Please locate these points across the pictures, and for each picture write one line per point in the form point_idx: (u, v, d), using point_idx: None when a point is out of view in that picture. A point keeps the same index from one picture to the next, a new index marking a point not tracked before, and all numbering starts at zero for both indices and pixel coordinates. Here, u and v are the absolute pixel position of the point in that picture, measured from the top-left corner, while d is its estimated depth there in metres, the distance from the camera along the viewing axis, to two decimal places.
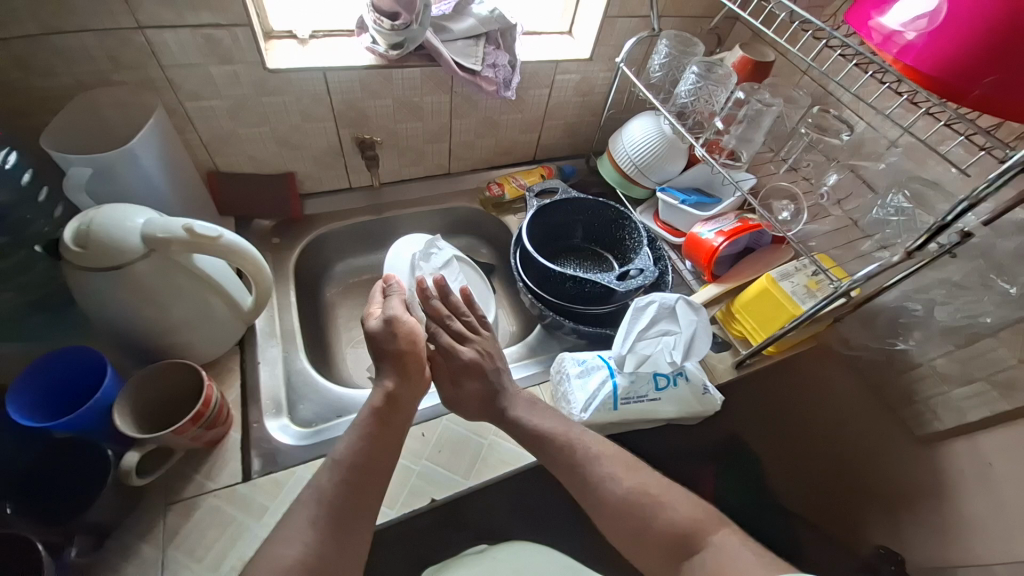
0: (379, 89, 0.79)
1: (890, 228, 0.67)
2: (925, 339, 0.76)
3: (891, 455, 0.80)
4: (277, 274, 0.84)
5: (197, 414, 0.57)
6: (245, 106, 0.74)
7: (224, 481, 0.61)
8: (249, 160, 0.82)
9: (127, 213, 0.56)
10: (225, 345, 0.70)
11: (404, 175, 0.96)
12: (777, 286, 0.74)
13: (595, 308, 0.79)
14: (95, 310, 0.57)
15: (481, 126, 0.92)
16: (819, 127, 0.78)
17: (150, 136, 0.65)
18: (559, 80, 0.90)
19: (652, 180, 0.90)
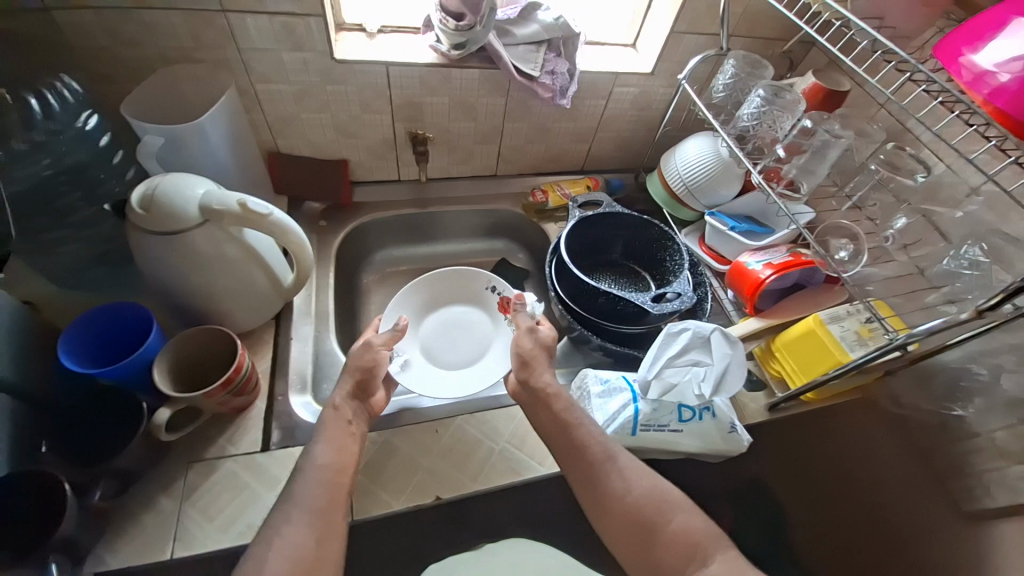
0: (437, 87, 0.80)
1: (961, 282, 0.62)
2: (986, 409, 0.71)
3: (930, 523, 0.74)
4: (319, 255, 0.87)
5: (227, 380, 0.60)
6: (309, 93, 0.77)
7: (244, 448, 0.63)
8: (307, 143, 0.85)
9: (189, 184, 0.60)
10: (262, 317, 0.73)
11: (452, 172, 0.98)
12: (824, 328, 0.70)
13: (626, 328, 0.77)
14: (149, 269, 0.61)
15: (533, 131, 0.92)
16: (892, 164, 0.72)
17: (220, 113, 0.69)
18: (617, 93, 0.88)
19: (702, 203, 0.87)
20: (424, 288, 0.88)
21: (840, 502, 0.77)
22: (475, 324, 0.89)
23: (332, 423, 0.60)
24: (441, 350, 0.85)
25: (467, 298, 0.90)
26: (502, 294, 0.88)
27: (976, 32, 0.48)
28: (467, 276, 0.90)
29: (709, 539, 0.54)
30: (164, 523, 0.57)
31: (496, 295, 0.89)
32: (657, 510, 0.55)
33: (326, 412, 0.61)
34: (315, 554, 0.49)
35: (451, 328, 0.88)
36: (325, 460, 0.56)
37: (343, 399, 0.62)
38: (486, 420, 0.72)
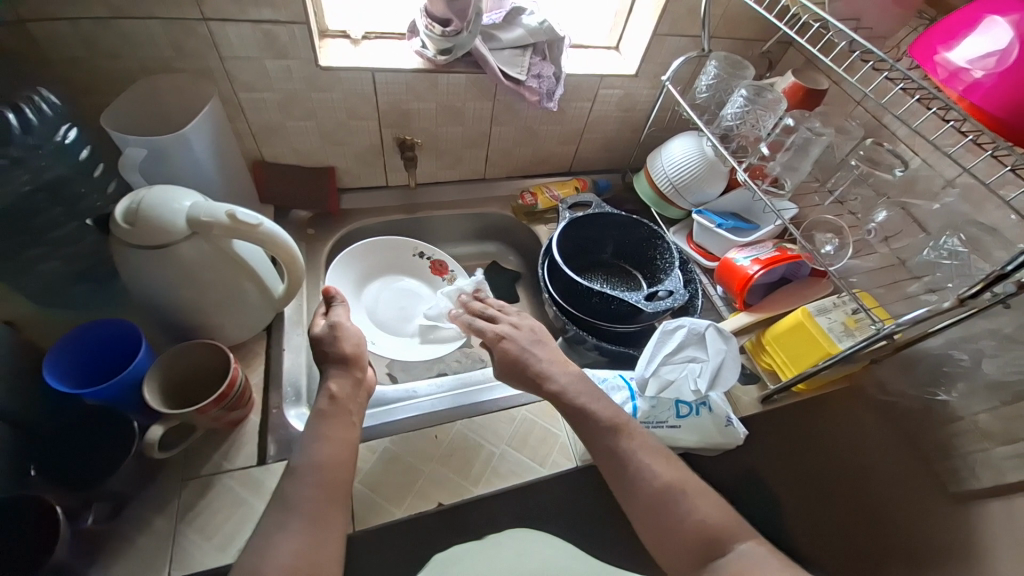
0: (424, 92, 0.80)
1: (941, 272, 0.65)
2: (969, 392, 0.73)
3: (920, 510, 0.75)
4: (309, 264, 0.86)
5: (221, 395, 0.59)
6: (295, 100, 0.76)
7: (240, 463, 0.63)
8: (293, 151, 0.84)
9: (176, 196, 0.59)
10: (254, 329, 0.72)
11: (440, 177, 0.97)
12: (812, 321, 0.72)
13: (619, 326, 0.78)
14: (136, 285, 0.60)
15: (520, 134, 0.92)
16: (871, 160, 0.74)
17: (204, 123, 0.67)
18: (602, 94, 0.89)
19: (688, 201, 0.89)
20: (352, 268, 0.88)
21: (831, 489, 0.78)
22: (411, 290, 0.95)
23: (326, 417, 0.60)
24: (390, 321, 0.89)
25: (398, 270, 0.94)
26: (432, 258, 0.96)
27: (951, 31, 0.50)
28: (394, 245, 0.93)
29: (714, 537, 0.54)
30: (160, 545, 0.55)
31: (425, 260, 0.96)
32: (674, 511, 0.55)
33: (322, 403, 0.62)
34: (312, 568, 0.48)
35: (389, 297, 0.92)
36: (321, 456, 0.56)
37: (339, 387, 0.63)
38: (484, 424, 0.72)
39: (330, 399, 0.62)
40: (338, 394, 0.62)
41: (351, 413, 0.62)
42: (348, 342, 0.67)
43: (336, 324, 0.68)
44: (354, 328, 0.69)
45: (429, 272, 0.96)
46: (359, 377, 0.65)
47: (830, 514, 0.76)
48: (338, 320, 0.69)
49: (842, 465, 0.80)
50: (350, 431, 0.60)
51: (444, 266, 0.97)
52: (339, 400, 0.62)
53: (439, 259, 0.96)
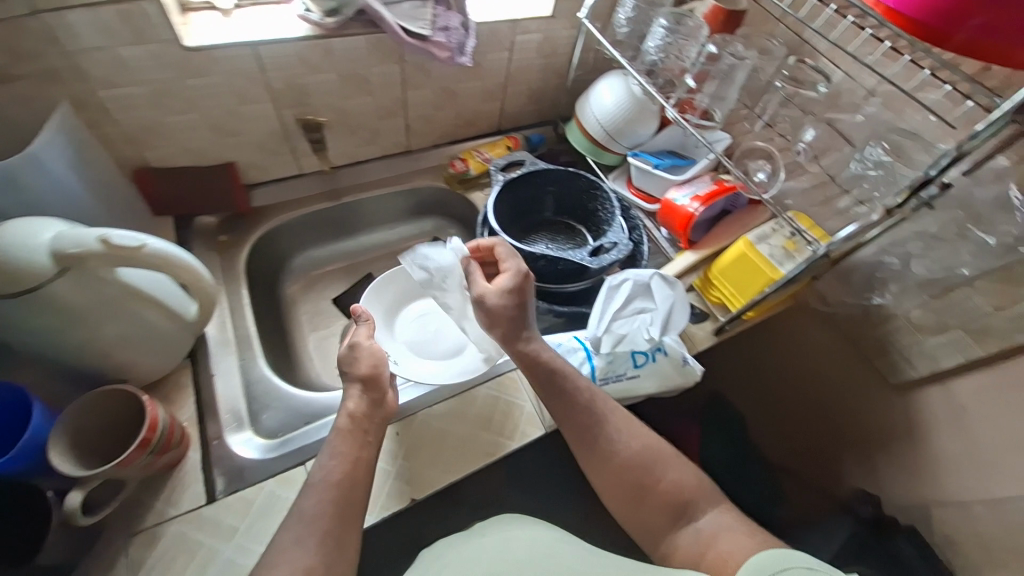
0: (319, 63, 0.71)
1: (868, 182, 0.67)
2: (901, 292, 0.75)
3: (869, 402, 0.84)
4: (228, 274, 0.78)
5: (145, 440, 0.53)
6: (166, 91, 0.65)
7: (188, 506, 0.58)
8: (182, 151, 0.73)
9: (34, 228, 0.50)
10: (175, 359, 0.65)
11: (361, 156, 0.89)
12: (753, 249, 0.72)
13: (571, 285, 0.76)
14: (12, 337, 0.52)
15: (438, 96, 0.85)
16: (795, 79, 0.74)
17: (55, 136, 0.58)
18: (519, 41, 0.83)
19: (623, 145, 0.86)
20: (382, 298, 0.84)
21: (784, 396, 1.00)
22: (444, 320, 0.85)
23: (346, 435, 0.57)
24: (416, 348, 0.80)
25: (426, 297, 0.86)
26: None
27: None
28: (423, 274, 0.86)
29: (691, 483, 0.55)
30: None
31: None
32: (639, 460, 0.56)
33: (340, 421, 0.58)
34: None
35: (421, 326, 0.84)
36: (336, 474, 0.53)
37: (357, 406, 0.59)
38: (446, 410, 0.69)
39: (349, 417, 0.58)
40: (357, 411, 0.59)
41: (367, 432, 0.58)
42: (365, 360, 0.62)
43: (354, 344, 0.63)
44: (373, 349, 0.63)
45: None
46: (379, 397, 0.60)
47: (780, 413, 1.00)
48: (356, 342, 0.64)
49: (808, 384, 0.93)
50: (366, 448, 0.57)
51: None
52: (358, 419, 0.58)
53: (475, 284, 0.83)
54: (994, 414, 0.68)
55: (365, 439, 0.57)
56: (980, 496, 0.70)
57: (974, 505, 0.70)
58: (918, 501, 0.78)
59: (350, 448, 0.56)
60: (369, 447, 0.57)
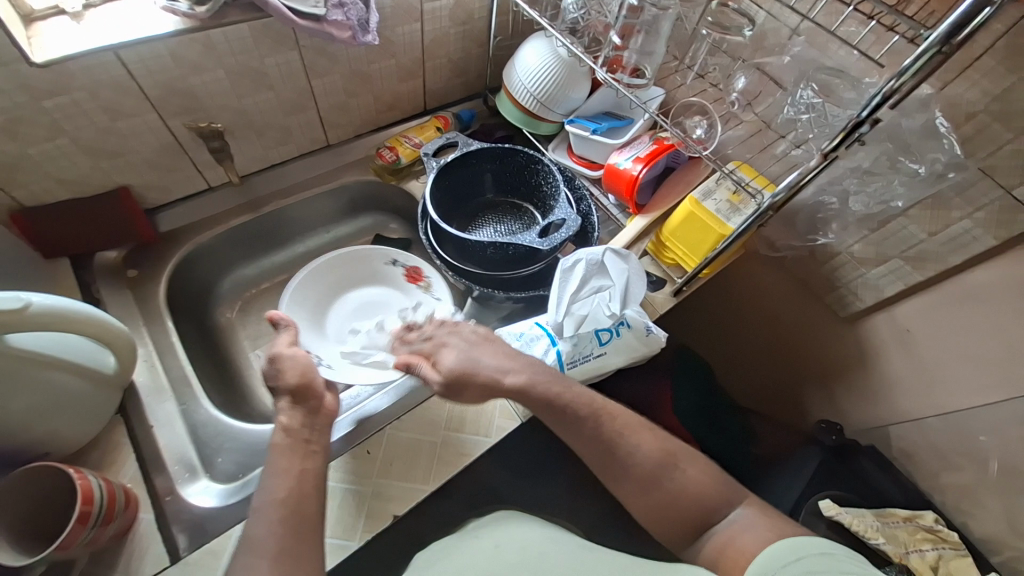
0: (202, 60, 0.62)
1: (801, 125, 0.66)
2: (842, 229, 0.76)
3: (824, 335, 0.87)
4: (148, 312, 0.70)
5: (82, 516, 0.47)
6: (19, 116, 0.56)
7: (150, 570, 0.53)
8: (60, 183, 0.64)
9: None
10: (102, 420, 0.58)
11: (276, 158, 0.81)
12: (700, 207, 0.71)
13: (523, 269, 0.73)
14: None
15: (350, 81, 0.77)
16: (721, 25, 0.69)
17: None
18: (429, 10, 0.75)
19: (558, 112, 0.82)
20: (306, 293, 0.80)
21: (741, 337, 1.03)
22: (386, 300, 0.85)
23: (285, 451, 0.53)
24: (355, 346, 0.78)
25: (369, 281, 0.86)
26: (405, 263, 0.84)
27: None
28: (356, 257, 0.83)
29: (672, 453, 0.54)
30: None
31: (400, 267, 0.85)
32: (656, 462, 0.55)
33: (276, 439, 0.54)
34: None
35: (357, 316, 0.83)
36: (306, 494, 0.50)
37: (292, 418, 0.56)
38: (415, 418, 0.66)
39: (286, 432, 0.55)
40: (292, 425, 0.55)
41: (310, 442, 0.55)
42: (291, 372, 0.58)
43: (275, 355, 0.60)
44: (295, 357, 0.60)
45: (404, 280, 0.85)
46: (315, 405, 0.58)
47: (738, 355, 1.04)
48: (278, 353, 0.60)
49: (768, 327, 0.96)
50: (311, 460, 0.53)
51: (418, 271, 0.84)
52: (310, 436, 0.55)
53: (413, 265, 0.84)
54: (937, 333, 0.71)
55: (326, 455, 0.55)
56: (934, 411, 0.76)
57: (930, 419, 0.76)
58: (880, 421, 0.83)
59: (309, 467, 0.52)
60: (314, 458, 0.54)
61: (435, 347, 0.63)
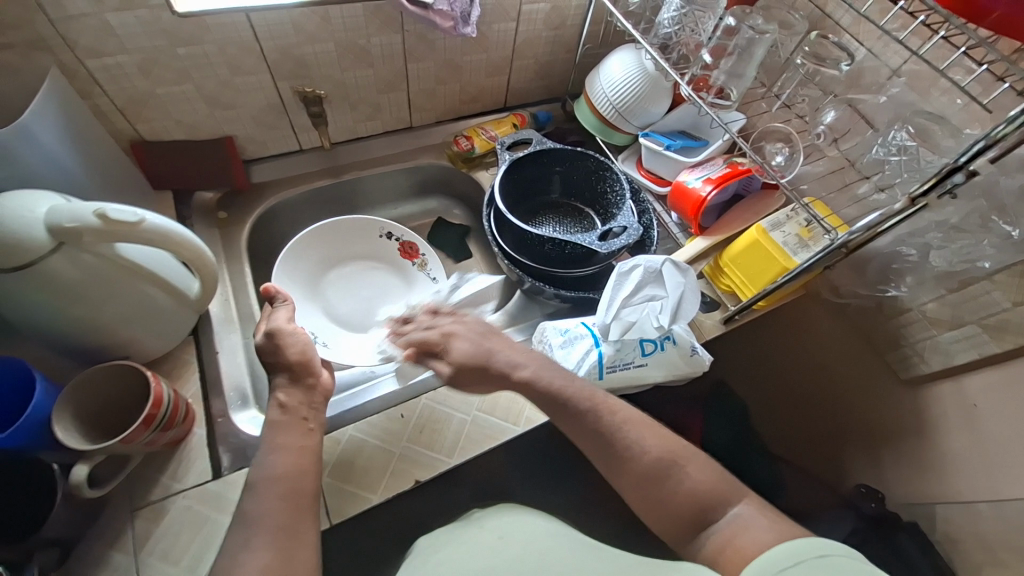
0: (317, 32, 0.68)
1: (889, 168, 0.63)
2: (918, 284, 0.73)
3: (875, 394, 0.82)
4: (229, 252, 0.77)
5: (148, 417, 0.53)
6: (158, 61, 0.63)
7: (193, 480, 0.58)
8: (177, 125, 0.72)
9: (30, 202, 0.49)
10: (177, 337, 0.64)
11: (362, 132, 0.87)
12: (767, 237, 0.70)
13: (577, 270, 0.75)
14: (11, 312, 0.51)
15: (442, 70, 0.82)
16: (817, 56, 0.69)
17: (43, 104, 0.55)
18: (526, 11, 0.79)
19: (634, 124, 0.83)
20: (302, 255, 0.81)
21: (794, 391, 0.91)
22: (378, 275, 0.88)
23: (280, 427, 0.55)
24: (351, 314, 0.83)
25: (368, 253, 0.87)
26: (401, 239, 0.86)
27: None
28: (355, 225, 0.85)
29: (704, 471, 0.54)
30: None
31: (394, 241, 0.87)
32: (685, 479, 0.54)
33: (272, 414, 0.56)
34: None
35: (350, 285, 0.86)
36: None
37: (288, 397, 0.58)
38: (451, 393, 0.69)
39: (281, 409, 0.57)
40: (288, 402, 0.57)
41: (308, 421, 0.57)
42: (293, 349, 0.60)
43: (274, 332, 0.60)
44: (297, 334, 0.61)
45: (399, 256, 0.88)
46: (311, 383, 0.59)
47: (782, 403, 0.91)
48: (278, 326, 0.61)
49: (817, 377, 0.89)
50: (309, 438, 0.56)
51: (414, 248, 0.87)
52: (289, 409, 0.57)
53: (410, 241, 0.87)
54: (1008, 411, 0.65)
55: (307, 428, 0.56)
56: (986, 495, 0.67)
57: (979, 504, 0.68)
58: (924, 497, 0.75)
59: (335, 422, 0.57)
60: (313, 434, 0.56)
61: (438, 336, 0.66)
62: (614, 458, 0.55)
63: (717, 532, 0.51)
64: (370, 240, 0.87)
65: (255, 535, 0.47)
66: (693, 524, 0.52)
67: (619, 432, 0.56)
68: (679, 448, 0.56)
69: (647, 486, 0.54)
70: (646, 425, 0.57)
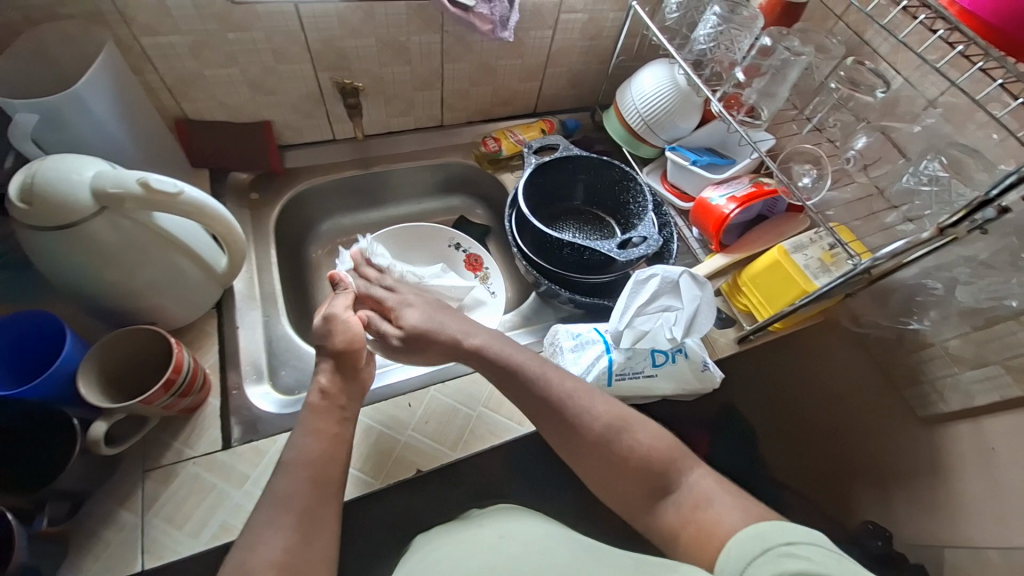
0: (360, 26, 0.70)
1: (919, 199, 0.63)
2: (941, 319, 0.72)
3: (887, 430, 0.79)
4: (257, 233, 0.79)
5: (168, 382, 0.55)
6: (208, 44, 0.66)
7: (204, 448, 0.60)
8: (220, 107, 0.75)
9: (76, 165, 0.51)
10: (201, 308, 0.67)
11: (394, 126, 0.89)
12: (789, 258, 0.69)
13: (594, 277, 0.75)
14: (52, 269, 0.54)
15: (476, 72, 0.84)
16: (852, 81, 0.69)
17: (98, 75, 0.58)
18: (564, 20, 0.80)
19: (662, 138, 0.83)
20: (374, 258, 0.86)
21: (798, 420, 0.84)
22: None
23: (315, 412, 0.56)
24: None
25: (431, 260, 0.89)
26: (468, 251, 0.88)
27: None
28: (427, 234, 0.88)
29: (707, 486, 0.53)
30: (128, 537, 0.54)
31: (461, 253, 0.89)
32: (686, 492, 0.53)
33: (313, 398, 0.58)
34: (303, 566, 0.46)
35: None
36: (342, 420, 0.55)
37: (329, 381, 0.59)
38: (458, 387, 0.69)
39: (321, 394, 0.58)
40: (330, 387, 0.59)
41: (342, 408, 0.58)
42: (341, 335, 0.62)
43: (330, 316, 0.64)
44: (349, 321, 0.64)
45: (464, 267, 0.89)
46: (352, 374, 0.61)
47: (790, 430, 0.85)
48: (333, 313, 0.64)
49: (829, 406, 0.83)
50: (341, 425, 0.57)
51: (479, 261, 0.88)
52: (329, 395, 0.58)
53: (477, 254, 0.88)
54: None
55: (340, 413, 0.58)
56: (996, 543, 0.65)
57: (989, 552, 0.65)
58: (935, 541, 0.71)
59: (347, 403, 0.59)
60: (345, 423, 0.58)
61: (398, 303, 0.70)
62: (564, 428, 0.56)
63: (675, 501, 0.51)
64: (440, 250, 0.89)
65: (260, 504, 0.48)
66: (647, 491, 0.52)
67: (568, 403, 0.56)
68: (624, 412, 0.56)
69: (596, 454, 0.54)
70: (593, 393, 0.58)
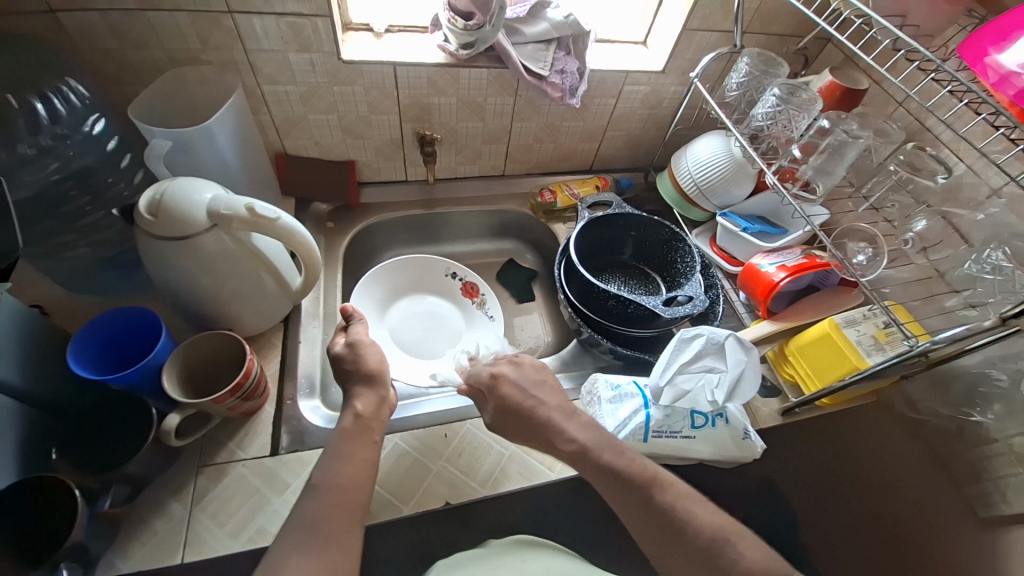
0: (445, 87, 0.79)
1: (982, 286, 0.62)
2: (1006, 414, 0.69)
3: (947, 531, 0.71)
4: (327, 257, 0.87)
5: (236, 385, 0.60)
6: (316, 94, 0.76)
7: (254, 452, 0.64)
8: (314, 145, 0.85)
9: (197, 187, 0.60)
10: (271, 321, 0.73)
11: (460, 173, 0.97)
12: (839, 332, 0.69)
13: (637, 331, 0.76)
14: (158, 274, 0.61)
15: (541, 130, 0.91)
16: (912, 165, 0.71)
17: (227, 115, 0.69)
18: (627, 91, 0.87)
19: (714, 203, 0.86)
20: (381, 281, 0.89)
21: (841, 508, 0.72)
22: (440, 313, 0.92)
23: (350, 436, 0.57)
24: (416, 344, 0.88)
25: (429, 288, 0.93)
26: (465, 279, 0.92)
27: (1001, 32, 0.54)
28: (427, 263, 0.92)
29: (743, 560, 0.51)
30: (174, 528, 0.58)
31: (458, 281, 0.93)
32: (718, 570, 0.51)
33: (346, 420, 0.59)
34: None
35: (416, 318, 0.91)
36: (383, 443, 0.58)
37: (364, 405, 0.61)
38: None
39: (355, 417, 0.60)
40: (365, 412, 0.60)
41: (373, 433, 0.59)
42: (371, 358, 0.65)
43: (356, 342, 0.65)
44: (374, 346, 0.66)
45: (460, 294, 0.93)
46: (383, 395, 0.62)
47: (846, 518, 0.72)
48: (359, 338, 0.66)
49: (886, 496, 0.74)
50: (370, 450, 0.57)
51: (475, 288, 0.92)
52: (363, 419, 0.59)
53: (472, 282, 0.92)
54: None
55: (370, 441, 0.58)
56: None
57: None
58: None
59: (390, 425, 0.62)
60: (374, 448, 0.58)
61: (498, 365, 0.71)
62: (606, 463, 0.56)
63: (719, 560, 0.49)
64: (436, 277, 0.93)
65: (303, 508, 0.51)
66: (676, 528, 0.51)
67: None
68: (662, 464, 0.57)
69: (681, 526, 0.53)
70: None
